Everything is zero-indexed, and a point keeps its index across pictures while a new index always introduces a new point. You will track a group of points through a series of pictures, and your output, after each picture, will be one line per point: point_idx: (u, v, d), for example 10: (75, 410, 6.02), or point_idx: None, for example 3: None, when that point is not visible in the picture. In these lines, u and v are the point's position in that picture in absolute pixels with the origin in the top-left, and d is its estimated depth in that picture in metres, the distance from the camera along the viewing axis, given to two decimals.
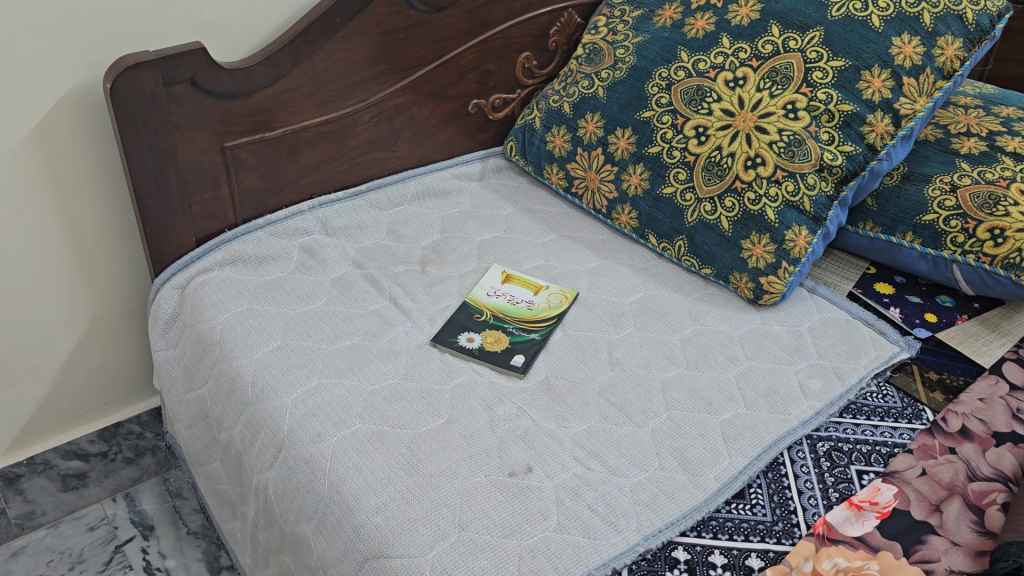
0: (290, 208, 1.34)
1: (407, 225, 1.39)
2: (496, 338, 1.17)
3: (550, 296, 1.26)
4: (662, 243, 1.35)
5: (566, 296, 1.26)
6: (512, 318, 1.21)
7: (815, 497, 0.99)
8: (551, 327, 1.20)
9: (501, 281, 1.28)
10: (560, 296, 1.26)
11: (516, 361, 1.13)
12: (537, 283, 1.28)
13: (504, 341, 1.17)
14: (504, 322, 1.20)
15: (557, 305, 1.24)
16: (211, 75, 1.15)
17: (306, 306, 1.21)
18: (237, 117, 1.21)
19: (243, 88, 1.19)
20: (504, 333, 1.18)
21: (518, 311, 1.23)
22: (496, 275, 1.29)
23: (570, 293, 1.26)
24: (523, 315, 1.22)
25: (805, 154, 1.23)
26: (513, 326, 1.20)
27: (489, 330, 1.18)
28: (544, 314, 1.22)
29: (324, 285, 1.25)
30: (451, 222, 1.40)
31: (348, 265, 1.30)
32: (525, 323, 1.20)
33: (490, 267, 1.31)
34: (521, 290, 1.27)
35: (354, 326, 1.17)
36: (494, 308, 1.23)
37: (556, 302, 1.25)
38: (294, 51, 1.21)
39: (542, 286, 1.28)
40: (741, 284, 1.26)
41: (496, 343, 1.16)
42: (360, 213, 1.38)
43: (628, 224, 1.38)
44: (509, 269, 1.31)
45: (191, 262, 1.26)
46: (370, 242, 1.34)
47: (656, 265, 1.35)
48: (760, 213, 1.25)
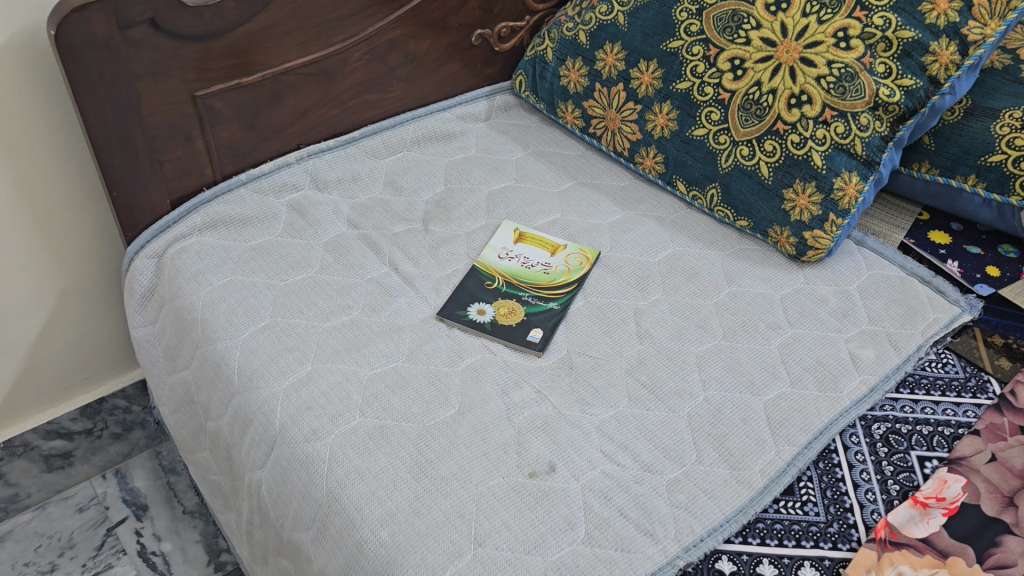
0: (277, 161, 1.20)
1: (406, 176, 1.25)
2: (511, 310, 1.05)
3: (568, 258, 1.13)
4: (692, 191, 1.21)
5: (586, 257, 1.13)
6: (528, 286, 1.09)
7: (873, 491, 0.88)
8: (571, 294, 1.07)
9: (513, 241, 1.15)
10: (580, 258, 1.13)
11: (533, 338, 1.01)
12: (554, 242, 1.15)
13: (519, 314, 1.04)
14: (520, 291, 1.08)
15: (576, 268, 1.11)
16: (174, 14, 0.99)
17: (296, 276, 1.08)
18: (209, 62, 1.05)
19: (212, 28, 1.03)
20: (519, 303, 1.06)
21: (534, 276, 1.10)
22: (508, 233, 1.16)
23: (590, 254, 1.13)
24: (539, 282, 1.09)
25: (857, 90, 1.08)
26: (530, 295, 1.07)
27: (502, 300, 1.06)
28: (562, 282, 1.09)
29: (317, 250, 1.12)
30: (456, 172, 1.27)
31: (342, 226, 1.16)
32: (541, 291, 1.08)
33: (501, 225, 1.17)
34: (537, 252, 1.14)
35: (351, 299, 1.05)
36: (508, 274, 1.10)
37: (576, 264, 1.12)
38: None
39: (560, 246, 1.14)
40: (782, 238, 1.13)
41: (511, 316, 1.04)
42: (355, 165, 1.24)
43: (653, 169, 1.24)
44: (522, 225, 1.18)
45: (167, 227, 1.12)
46: (367, 197, 1.21)
47: (685, 217, 1.21)
48: (805, 158, 1.10)
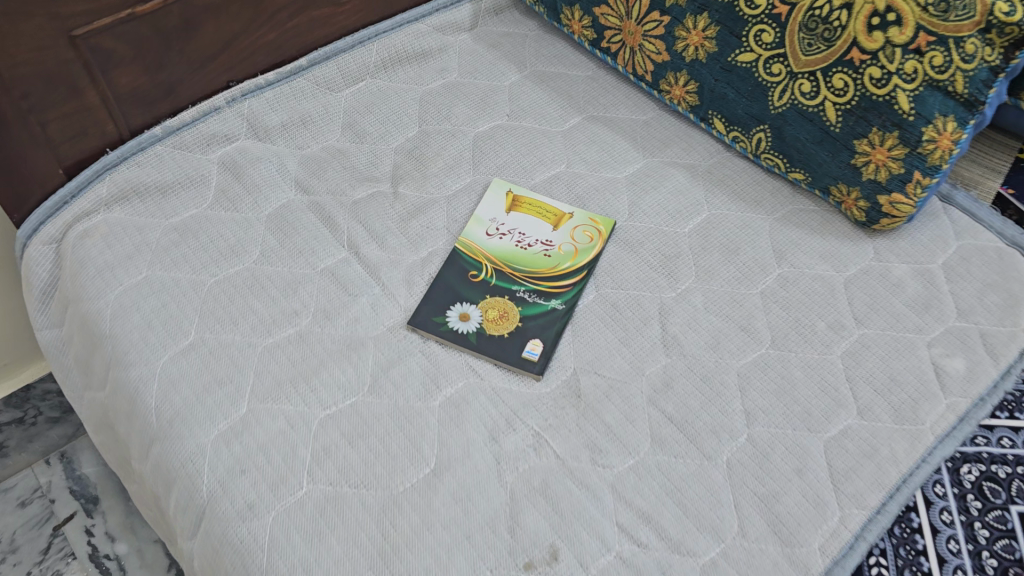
0: (203, 105, 0.94)
1: (369, 115, 0.99)
2: (503, 314, 0.83)
3: (575, 234, 0.89)
4: (733, 132, 0.95)
5: (597, 233, 0.89)
6: (524, 275, 0.86)
7: (965, 570, 0.67)
8: (578, 288, 0.85)
9: (504, 211, 0.91)
10: (590, 233, 0.89)
11: (530, 355, 0.80)
12: (556, 210, 0.91)
13: (514, 320, 0.82)
14: (514, 284, 0.85)
15: (585, 247, 0.88)
16: None
17: (230, 269, 0.85)
18: None
19: None
20: (512, 303, 0.84)
21: (532, 261, 0.87)
22: (499, 198, 0.92)
23: (603, 229, 0.89)
24: (539, 269, 0.86)
25: (965, 6, 0.77)
26: (527, 290, 0.85)
27: (492, 299, 0.84)
28: (568, 269, 0.86)
29: (256, 228, 0.89)
30: (433, 107, 1.00)
31: (289, 190, 0.92)
32: (541, 284, 0.85)
33: (490, 186, 0.93)
34: (536, 226, 0.90)
35: (300, 303, 0.83)
36: (500, 259, 0.87)
37: (584, 242, 0.88)
38: None
39: (564, 215, 0.90)
40: (849, 200, 0.89)
41: (503, 324, 0.82)
42: (304, 103, 0.98)
43: (683, 101, 0.98)
44: (517, 186, 0.93)
45: (64, 205, 0.88)
46: (320, 148, 0.96)
47: (724, 166, 0.96)
48: (886, 100, 0.83)
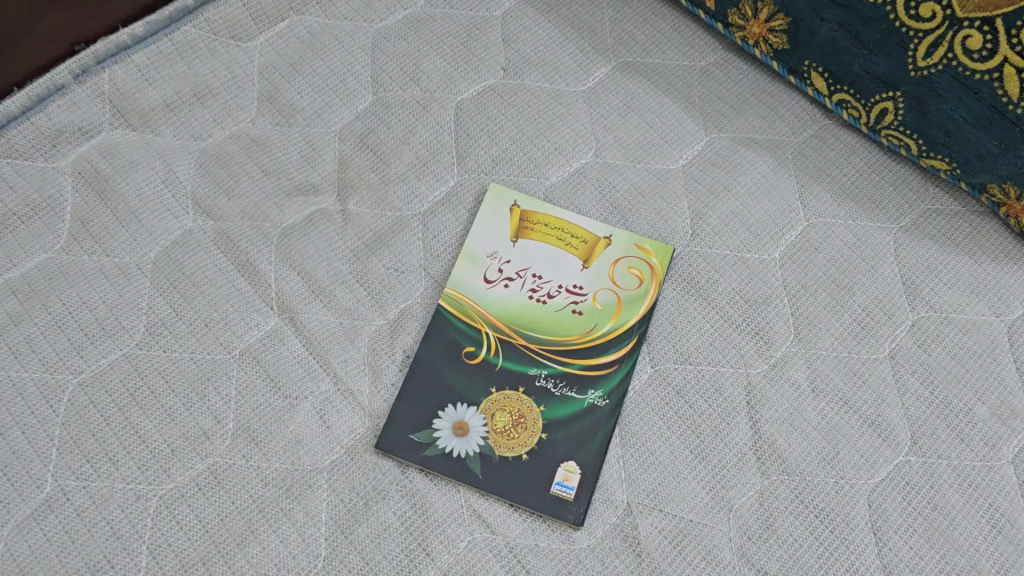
0: (37, 86, 0.63)
1: (297, 78, 0.66)
2: (519, 420, 0.56)
3: (617, 273, 0.60)
4: (841, 95, 0.64)
5: (648, 269, 0.60)
6: (545, 351, 0.58)
7: None
8: (627, 367, 0.57)
9: (508, 238, 0.61)
10: (637, 272, 0.60)
11: (563, 490, 0.54)
12: (586, 232, 0.62)
13: (536, 428, 0.56)
14: (531, 366, 0.58)
15: (632, 297, 0.60)
16: None
17: (104, 360, 0.57)
18: None
19: None
20: (532, 400, 0.57)
21: (555, 323, 0.59)
22: (500, 216, 0.62)
23: (658, 263, 0.60)
24: (566, 336, 0.58)
25: None
26: (550, 374, 0.57)
27: (500, 395, 0.57)
28: (610, 335, 0.58)
29: (139, 284, 0.59)
30: (391, 59, 0.68)
31: (184, 214, 0.61)
32: (572, 364, 0.58)
33: (486, 196, 0.63)
34: (557, 261, 0.61)
35: (212, 418, 0.55)
36: (507, 323, 0.59)
37: (631, 289, 0.60)
38: None
39: (599, 244, 0.61)
40: (1018, 207, 0.61)
41: (519, 437, 0.55)
42: (196, 69, 0.66)
43: (765, 43, 0.66)
44: (526, 194, 0.63)
45: None
46: (225, 139, 0.64)
47: (824, 143, 0.65)
48: None
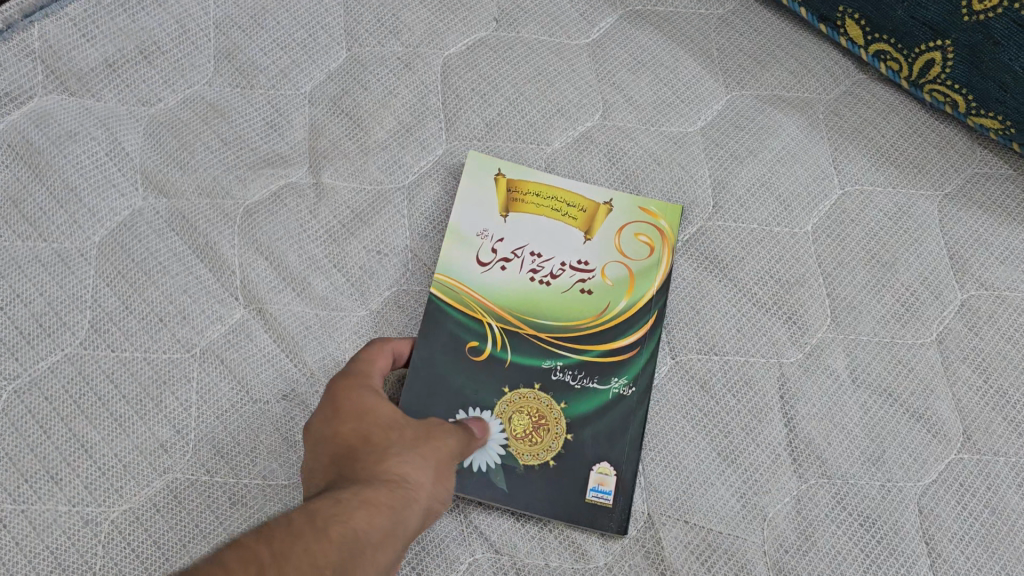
0: None
1: (260, 34, 0.58)
2: (540, 423, 0.49)
3: (624, 241, 0.53)
4: (878, 44, 0.58)
5: (657, 234, 0.53)
6: (558, 339, 0.50)
7: None
8: (651, 349, 0.51)
9: (498, 214, 0.53)
10: (646, 238, 0.53)
11: (601, 497, 0.47)
12: (583, 199, 0.54)
13: (560, 429, 0.49)
14: (544, 357, 0.50)
15: (645, 269, 0.52)
16: None
17: (39, 363, 0.49)
18: None
19: None
20: (549, 395, 0.49)
21: (564, 306, 0.51)
22: (484, 188, 0.54)
23: (667, 225, 0.53)
24: (576, 318, 0.51)
25: None
26: (567, 364, 0.50)
27: (516, 395, 0.49)
28: (626, 313, 0.51)
29: (80, 272, 0.51)
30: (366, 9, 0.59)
31: (132, 190, 0.54)
32: (590, 351, 0.50)
33: (466, 166, 0.54)
34: (556, 234, 0.53)
35: (169, 426, 0.48)
36: (510, 311, 0.51)
37: (642, 260, 0.53)
38: None
39: (600, 212, 0.54)
40: None
41: (542, 441, 0.48)
42: (142, 22, 0.58)
43: None
44: (511, 162, 0.55)
45: None
46: (178, 103, 0.56)
47: (857, 102, 0.59)
48: None
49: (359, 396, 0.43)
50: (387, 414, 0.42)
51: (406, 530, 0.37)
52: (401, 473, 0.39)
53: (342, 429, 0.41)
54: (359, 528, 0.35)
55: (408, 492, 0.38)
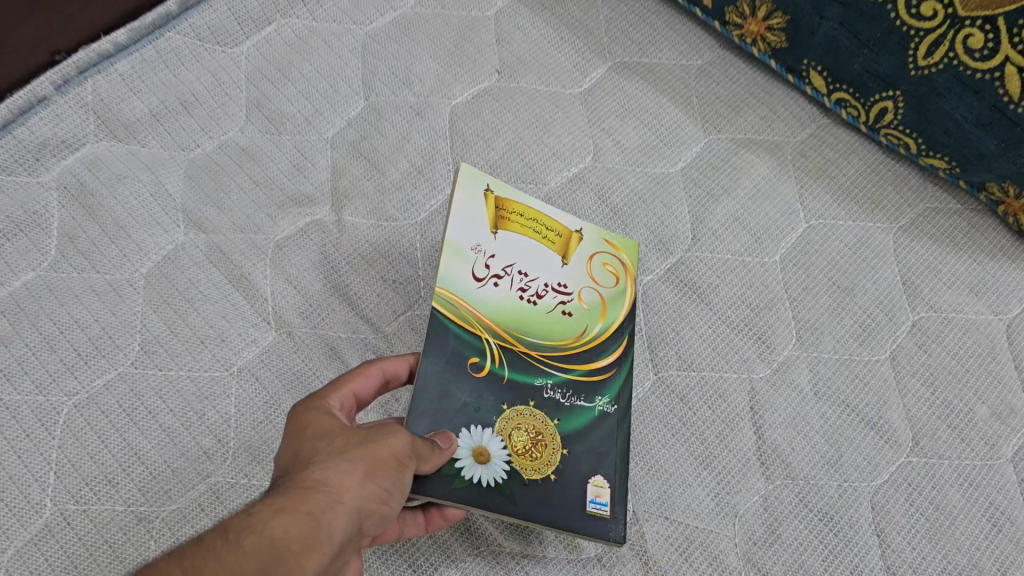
0: (17, 99, 0.62)
1: (286, 86, 0.65)
2: (538, 440, 0.50)
3: (595, 270, 0.57)
4: (838, 93, 0.65)
5: (621, 266, 0.58)
6: (545, 356, 0.53)
7: None
8: (624, 371, 0.54)
9: (487, 231, 0.55)
10: (613, 269, 0.58)
11: (599, 508, 0.49)
12: (560, 225, 0.57)
13: (555, 444, 0.51)
14: (536, 374, 0.52)
15: (614, 296, 0.57)
16: None
17: (96, 381, 0.56)
18: None
19: None
20: (543, 414, 0.51)
21: (548, 325, 0.54)
22: (475, 203, 0.55)
23: (629, 258, 0.58)
24: (560, 338, 0.54)
25: None
26: (556, 384, 0.52)
27: (513, 412, 0.51)
28: (602, 336, 0.55)
29: (130, 300, 0.58)
30: (381, 62, 0.67)
31: (175, 227, 0.60)
32: (574, 371, 0.53)
33: (455, 180, 0.55)
34: (537, 257, 0.56)
35: (211, 436, 0.55)
36: (502, 327, 0.53)
37: (610, 287, 0.57)
38: None
39: (573, 240, 0.57)
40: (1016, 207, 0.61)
41: (542, 456, 0.50)
42: (183, 76, 0.65)
43: (762, 42, 0.67)
44: (495, 181, 0.57)
45: None
46: (215, 149, 0.63)
47: (822, 143, 0.66)
48: None
49: (317, 411, 0.44)
50: (337, 426, 0.43)
51: (328, 534, 0.37)
52: (326, 478, 0.39)
53: (292, 442, 0.42)
54: (275, 536, 0.36)
55: (330, 495, 0.38)
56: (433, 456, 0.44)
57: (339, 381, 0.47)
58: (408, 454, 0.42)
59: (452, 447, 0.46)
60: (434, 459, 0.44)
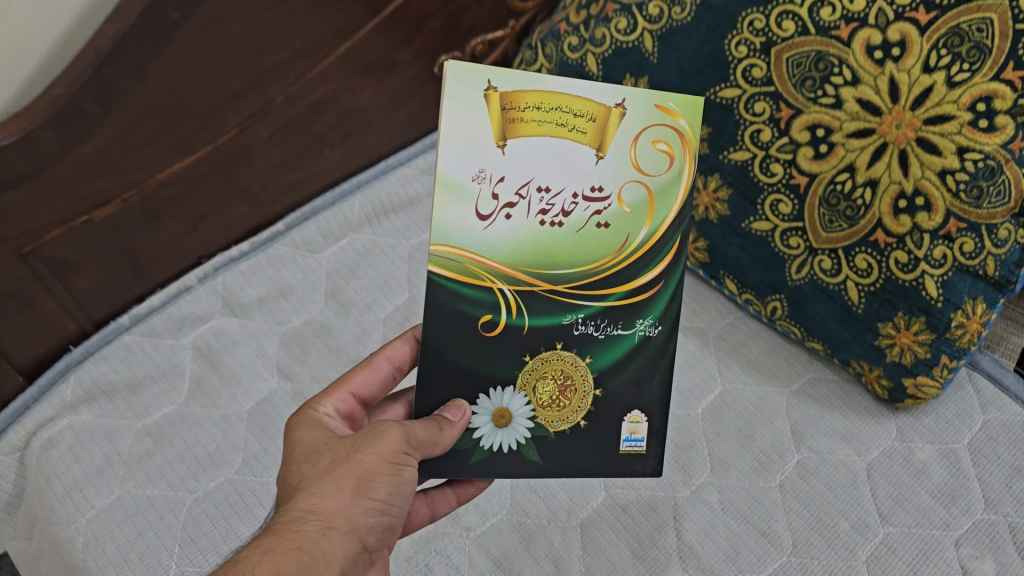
0: (172, 287, 0.91)
1: (354, 281, 0.93)
2: (561, 381, 0.63)
3: (638, 156, 0.61)
4: (744, 294, 0.92)
5: (671, 141, 0.61)
6: (580, 283, 0.61)
7: None
8: (666, 276, 0.63)
9: (497, 144, 0.58)
10: (661, 148, 0.61)
11: (634, 444, 0.64)
12: (589, 105, 0.59)
13: (583, 389, 0.63)
14: (565, 314, 0.62)
15: (660, 187, 0.62)
16: None
17: (211, 482, 0.79)
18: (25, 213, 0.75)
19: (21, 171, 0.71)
20: (573, 354, 0.63)
21: (582, 247, 0.61)
22: (476, 106, 0.57)
23: (684, 127, 0.61)
24: (592, 262, 0.61)
25: (1001, 196, 0.74)
26: (587, 316, 0.62)
27: (536, 362, 0.62)
28: (642, 243, 0.62)
29: (236, 427, 0.83)
30: (421, 266, 0.94)
31: (270, 377, 0.86)
32: (611, 296, 0.62)
33: (446, 85, 0.57)
34: (566, 159, 0.59)
35: None
36: (529, 266, 0.60)
37: (658, 175, 0.61)
38: (103, 88, 0.73)
39: (613, 121, 0.60)
40: (870, 376, 0.85)
41: (570, 403, 0.63)
42: (282, 272, 0.93)
43: (693, 256, 0.95)
44: (501, 70, 0.57)
45: (25, 412, 0.83)
46: (302, 324, 0.90)
47: (736, 329, 0.93)
48: (913, 285, 0.79)
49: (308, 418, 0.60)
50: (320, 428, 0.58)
51: (325, 555, 0.50)
52: (321, 507, 0.51)
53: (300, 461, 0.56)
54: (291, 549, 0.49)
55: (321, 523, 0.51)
56: (437, 440, 0.57)
57: (335, 388, 0.63)
58: (402, 452, 0.55)
59: (462, 418, 0.60)
60: (439, 441, 0.57)
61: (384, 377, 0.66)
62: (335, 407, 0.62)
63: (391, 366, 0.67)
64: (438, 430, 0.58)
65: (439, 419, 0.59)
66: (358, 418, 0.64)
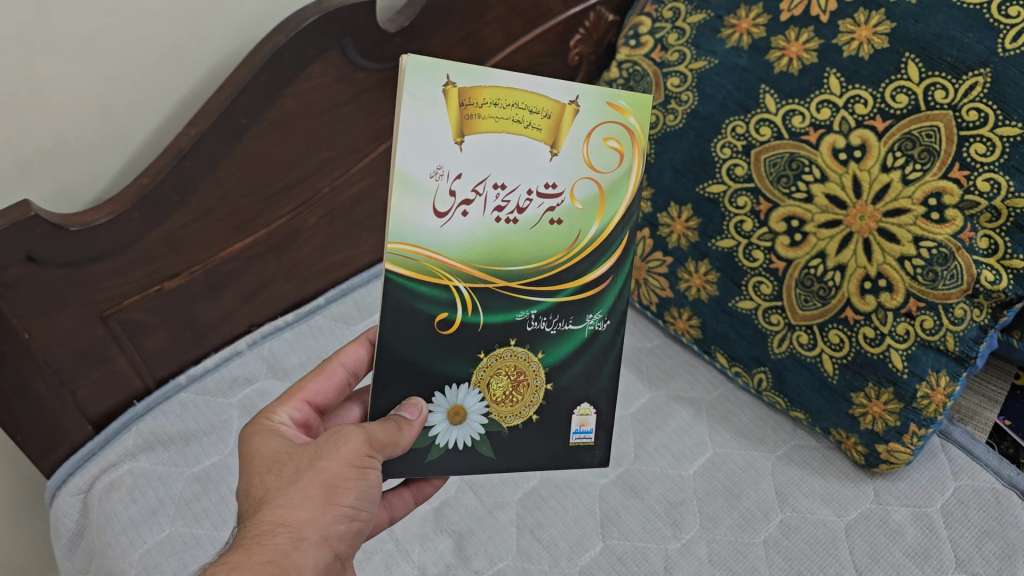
0: (225, 351, 1.03)
1: None
2: (514, 378, 0.71)
3: (590, 152, 0.67)
4: (734, 367, 1.02)
5: (620, 136, 0.67)
6: (532, 273, 0.68)
7: None
8: (613, 274, 0.71)
9: (455, 140, 0.62)
10: (610, 145, 0.67)
11: (582, 437, 0.74)
12: (546, 104, 0.64)
13: (530, 383, 0.72)
14: (518, 310, 0.69)
15: (607, 182, 0.68)
16: (56, 245, 0.81)
17: None
18: (106, 281, 0.88)
19: (109, 246, 0.85)
20: (524, 350, 0.70)
21: (535, 243, 0.67)
22: (437, 102, 0.61)
23: (633, 125, 0.67)
24: (545, 257, 0.68)
25: (953, 278, 0.84)
26: (539, 312, 0.70)
27: (491, 358, 0.69)
28: (590, 239, 0.69)
29: None
30: None
31: None
32: (561, 292, 0.70)
33: (405, 85, 0.60)
34: (521, 153, 0.65)
35: None
36: (487, 261, 0.66)
37: (605, 170, 0.68)
38: (180, 178, 0.87)
39: (567, 119, 0.65)
40: (848, 443, 0.93)
41: (521, 397, 0.72)
42: (322, 340, 1.05)
43: (688, 332, 1.05)
44: (461, 68, 0.61)
45: (92, 458, 0.94)
46: None
47: (727, 400, 1.03)
48: (881, 358, 0.88)
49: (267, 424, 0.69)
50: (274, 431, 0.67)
51: (296, 564, 0.57)
52: (288, 519, 0.59)
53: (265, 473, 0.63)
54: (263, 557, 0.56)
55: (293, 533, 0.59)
56: (396, 440, 0.65)
57: (291, 396, 0.72)
58: (365, 455, 0.63)
59: (418, 416, 0.67)
60: (398, 442, 0.65)
61: (339, 381, 0.76)
62: (292, 414, 0.71)
63: (346, 371, 0.76)
64: (395, 425, 0.66)
65: (398, 419, 0.66)
66: (315, 423, 0.73)
